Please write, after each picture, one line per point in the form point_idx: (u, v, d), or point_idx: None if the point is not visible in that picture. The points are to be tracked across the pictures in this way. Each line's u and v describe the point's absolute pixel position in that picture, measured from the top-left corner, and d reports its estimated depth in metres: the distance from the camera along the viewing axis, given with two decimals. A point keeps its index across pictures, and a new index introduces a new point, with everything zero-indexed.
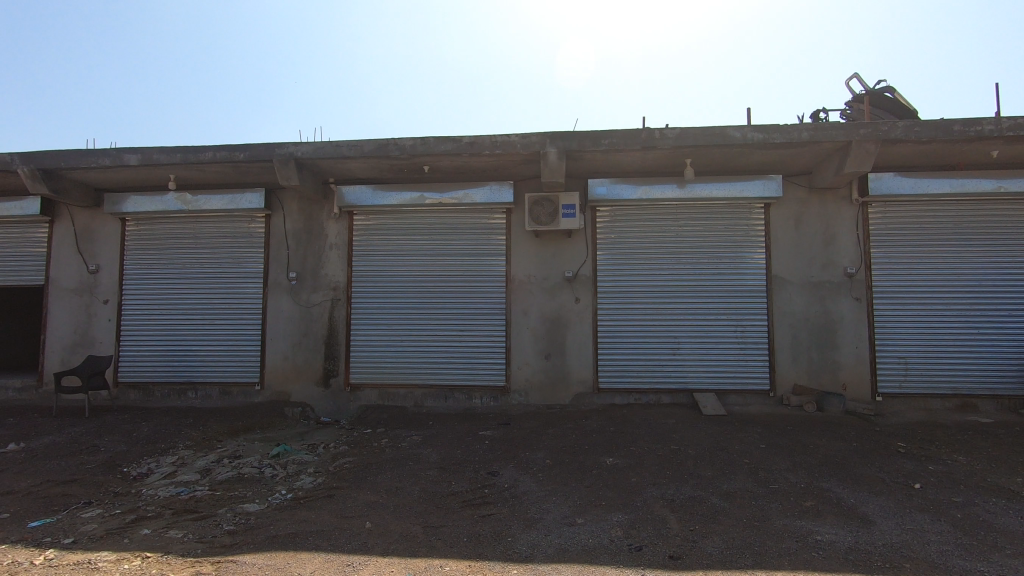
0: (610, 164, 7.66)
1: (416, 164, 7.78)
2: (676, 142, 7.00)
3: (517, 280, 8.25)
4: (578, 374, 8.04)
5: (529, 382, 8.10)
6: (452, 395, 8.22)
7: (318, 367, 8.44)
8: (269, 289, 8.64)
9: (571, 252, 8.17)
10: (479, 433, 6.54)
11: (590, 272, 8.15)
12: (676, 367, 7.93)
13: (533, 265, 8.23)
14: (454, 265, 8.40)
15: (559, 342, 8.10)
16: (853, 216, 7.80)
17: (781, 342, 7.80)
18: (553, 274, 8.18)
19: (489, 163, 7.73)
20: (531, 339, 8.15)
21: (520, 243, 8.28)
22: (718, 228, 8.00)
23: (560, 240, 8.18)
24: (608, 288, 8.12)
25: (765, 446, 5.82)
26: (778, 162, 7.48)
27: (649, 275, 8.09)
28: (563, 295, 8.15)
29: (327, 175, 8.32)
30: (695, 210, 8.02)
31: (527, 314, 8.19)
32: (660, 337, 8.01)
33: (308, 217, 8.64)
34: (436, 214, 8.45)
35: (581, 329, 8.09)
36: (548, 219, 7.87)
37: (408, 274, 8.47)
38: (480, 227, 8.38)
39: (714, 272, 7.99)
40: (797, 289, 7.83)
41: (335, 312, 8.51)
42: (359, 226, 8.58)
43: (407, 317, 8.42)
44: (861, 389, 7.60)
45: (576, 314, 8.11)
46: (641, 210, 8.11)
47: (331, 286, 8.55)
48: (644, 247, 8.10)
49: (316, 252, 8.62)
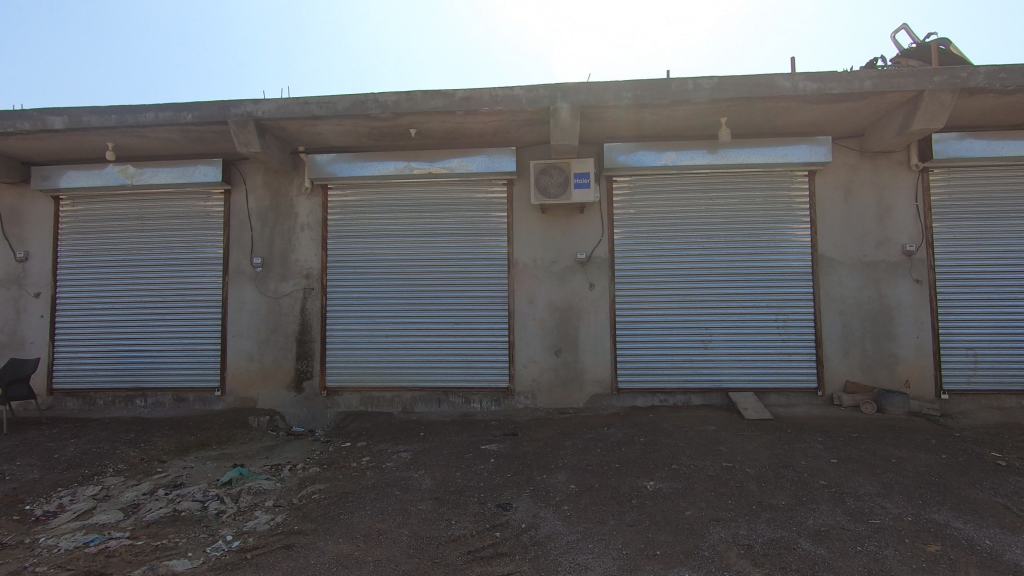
0: (630, 124, 6.49)
1: (400, 126, 6.54)
2: (713, 94, 5.82)
3: (521, 263, 7.07)
4: (594, 372, 6.89)
5: (536, 382, 6.94)
6: (446, 399, 7.04)
7: (289, 369, 7.21)
8: (229, 278, 7.37)
9: (584, 230, 7.00)
10: (482, 447, 5.37)
11: (607, 253, 6.98)
12: (708, 363, 6.81)
13: (540, 246, 7.05)
14: (447, 247, 7.19)
15: (572, 335, 6.94)
16: (911, 184, 6.71)
17: (830, 332, 6.71)
18: (563, 257, 7.01)
19: (487, 125, 6.51)
20: (538, 332, 6.99)
21: (524, 221, 7.09)
22: (755, 200, 6.87)
23: (571, 216, 7.01)
24: (628, 272, 6.97)
25: (837, 460, 4.71)
26: (829, 120, 6.34)
27: (675, 256, 6.93)
28: (576, 281, 6.98)
29: (297, 142, 7.06)
30: (727, 180, 6.89)
31: (534, 303, 7.02)
32: (688, 328, 6.87)
33: (274, 193, 7.38)
34: (426, 188, 7.23)
35: (597, 320, 6.93)
36: (557, 191, 6.68)
37: (393, 259, 7.24)
38: (476, 202, 7.16)
39: (751, 252, 6.86)
40: (847, 270, 6.73)
41: (307, 304, 7.27)
42: (335, 202, 7.33)
43: (393, 308, 7.20)
44: (923, 386, 6.54)
45: (591, 303, 6.95)
46: (664, 180, 6.95)
47: (303, 274, 7.31)
48: (668, 224, 6.95)
49: (284, 234, 7.36)
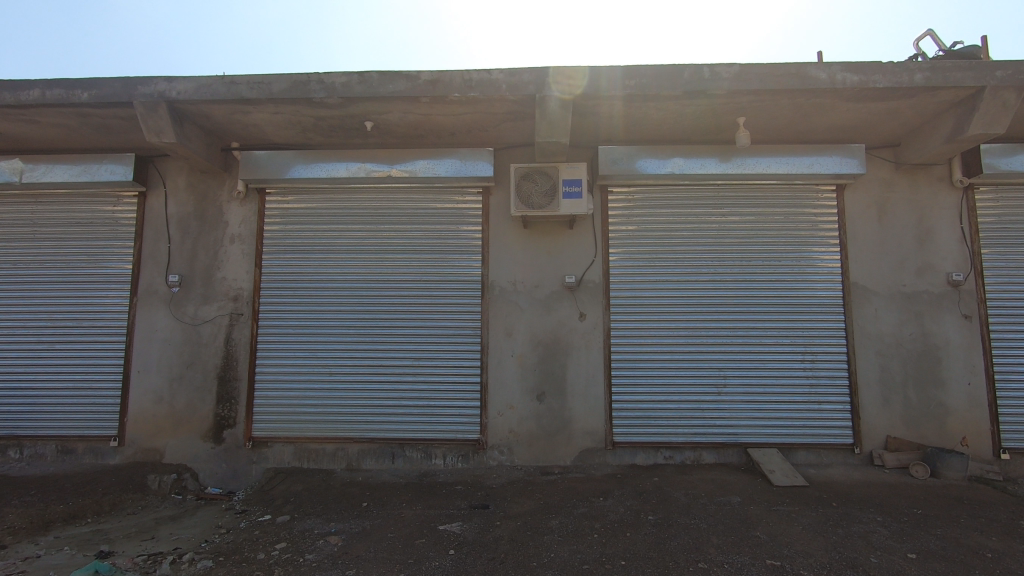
0: (630, 122, 5.45)
1: (353, 117, 5.36)
2: (734, 85, 4.79)
3: (497, 288, 5.86)
4: (584, 422, 5.64)
5: (513, 434, 5.65)
6: (402, 453, 5.69)
7: (207, 414, 5.80)
8: (138, 300, 5.99)
9: (573, 249, 5.84)
10: (439, 529, 4.04)
11: (600, 277, 5.82)
12: (722, 412, 5.63)
13: (520, 267, 5.86)
14: (409, 267, 5.95)
15: (558, 376, 5.70)
16: (955, 203, 5.74)
17: (866, 376, 5.60)
18: (549, 280, 5.83)
19: (458, 118, 5.37)
20: (517, 371, 5.73)
21: (502, 236, 5.91)
22: (775, 218, 5.82)
23: (557, 231, 5.87)
24: (625, 301, 5.79)
25: (918, 557, 3.50)
26: (864, 123, 5.36)
27: (681, 282, 5.79)
28: (563, 310, 5.79)
29: (228, 136, 5.82)
30: (742, 193, 5.86)
31: (513, 336, 5.78)
32: (698, 369, 5.69)
33: (199, 198, 6.09)
34: (385, 195, 6.03)
35: (588, 358, 5.72)
36: (542, 201, 5.54)
37: (343, 281, 5.96)
38: (446, 214, 5.98)
39: (772, 278, 5.76)
40: (884, 302, 5.67)
41: (234, 333, 5.92)
42: (274, 210, 6.07)
43: (340, 339, 5.89)
44: (979, 444, 5.44)
45: (581, 337, 5.75)
46: (668, 191, 5.89)
47: (230, 296, 5.97)
48: (674, 243, 5.84)
49: (210, 247, 6.04)
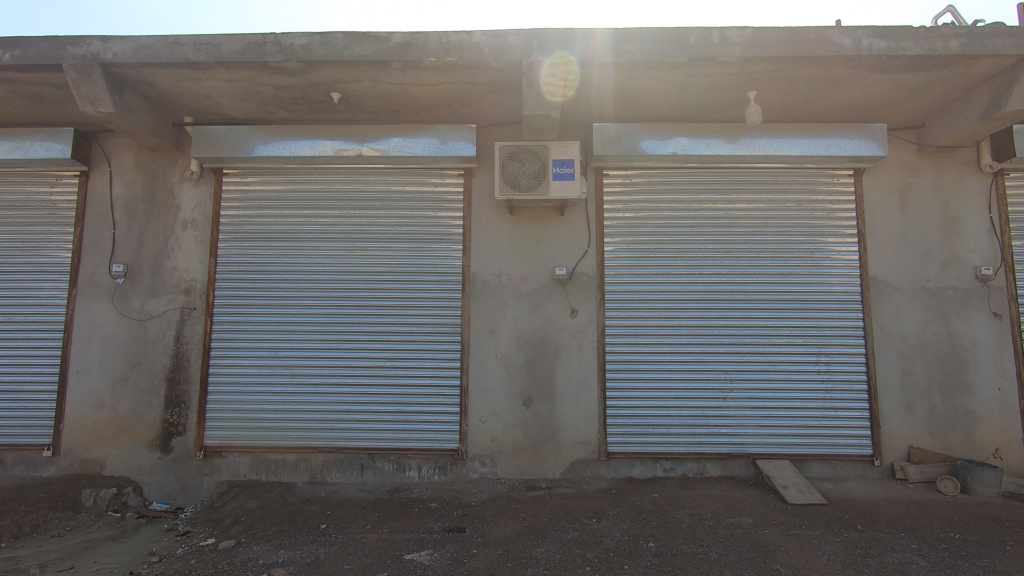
0: (627, 95, 4.87)
1: (317, 87, 4.75)
2: (748, 51, 4.23)
3: (480, 281, 5.27)
4: (575, 430, 5.07)
5: (496, 444, 5.07)
6: (372, 465, 5.10)
7: (154, 420, 5.18)
8: (77, 292, 5.35)
9: (564, 238, 5.28)
10: (405, 560, 3.45)
11: (594, 269, 5.26)
12: (727, 420, 5.07)
13: (505, 258, 5.29)
14: (382, 257, 5.35)
15: (546, 379, 5.13)
16: (983, 190, 5.22)
17: (886, 380, 5.07)
18: (537, 272, 5.26)
19: (435, 89, 4.78)
20: (501, 373, 5.15)
21: (485, 224, 5.33)
22: (786, 205, 5.28)
23: (546, 218, 5.30)
24: (621, 296, 5.23)
25: None
26: (888, 99, 4.82)
27: (683, 276, 5.24)
28: (553, 306, 5.21)
29: (179, 109, 5.19)
30: (750, 178, 5.32)
31: (497, 335, 5.20)
32: (701, 373, 5.13)
33: (148, 179, 5.46)
34: (356, 177, 5.43)
35: (581, 360, 5.15)
36: (529, 183, 4.97)
37: (308, 272, 5.35)
38: (423, 199, 5.38)
39: (783, 272, 5.21)
40: (906, 299, 5.14)
41: (185, 329, 5.29)
42: (232, 193, 5.45)
43: (305, 338, 5.28)
44: (1010, 456, 4.92)
45: (572, 336, 5.18)
46: (669, 175, 5.33)
47: (181, 288, 5.35)
48: (675, 233, 5.28)
49: (160, 233, 5.41)
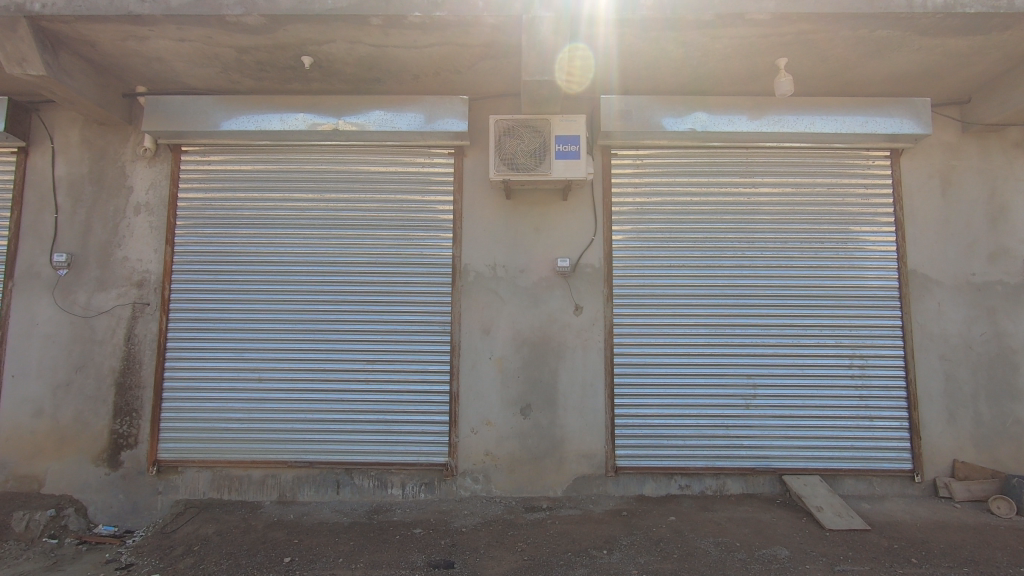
0: (640, 61, 4.28)
1: (285, 49, 4.12)
2: (785, 8, 3.63)
3: (472, 273, 4.68)
4: (579, 442, 4.50)
5: (491, 457, 4.49)
6: (350, 481, 4.51)
7: (101, 431, 4.55)
8: (14, 285, 4.69)
9: (567, 225, 4.70)
10: None
11: (600, 260, 4.68)
12: (750, 430, 4.52)
13: (501, 247, 4.69)
14: (361, 246, 4.73)
15: (546, 384, 4.56)
16: None
17: (927, 386, 4.53)
18: (537, 263, 4.68)
19: (421, 53, 4.16)
20: (496, 377, 4.57)
21: (479, 209, 4.73)
22: (815, 190, 4.72)
23: (547, 203, 4.72)
24: (631, 291, 4.65)
25: None
26: (935, 68, 4.25)
27: (700, 268, 4.67)
28: (554, 302, 4.63)
29: (128, 77, 4.54)
30: (775, 159, 4.75)
31: (491, 334, 4.61)
32: (720, 377, 4.57)
33: (96, 157, 4.82)
34: (333, 156, 4.81)
35: (585, 362, 4.57)
36: (529, 162, 4.36)
37: (277, 263, 4.73)
38: (408, 181, 4.77)
39: (813, 264, 4.65)
40: (948, 295, 4.60)
41: (137, 328, 4.66)
42: (192, 174, 4.81)
43: (273, 337, 4.66)
44: None
45: (576, 335, 4.60)
46: (684, 154, 4.76)
47: (132, 281, 4.71)
48: (691, 220, 4.71)
49: (109, 219, 4.77)
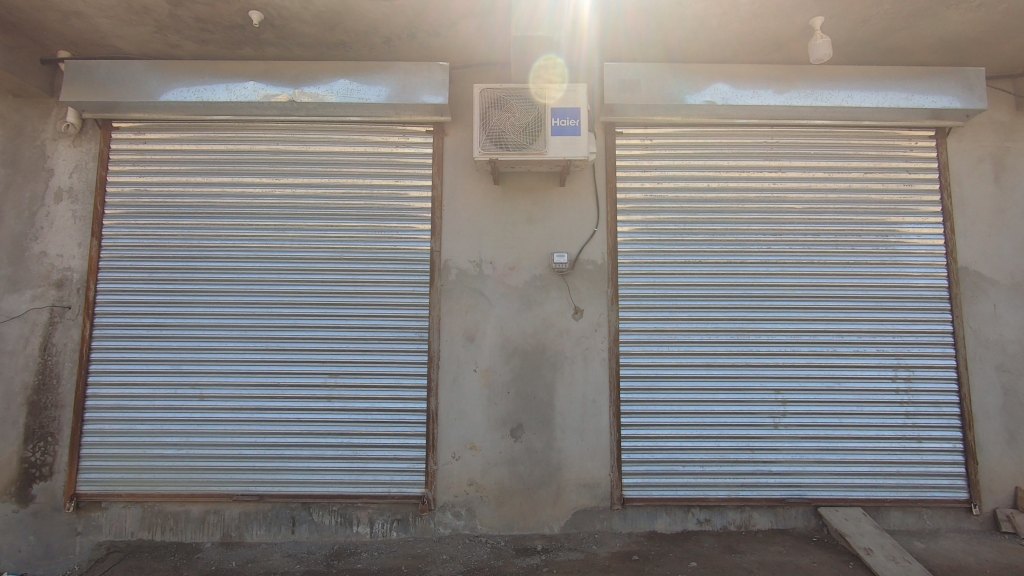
0: (650, 22, 3.63)
1: (228, 2, 3.43)
2: None
3: (455, 271, 4.00)
4: (579, 469, 3.82)
5: (476, 488, 3.80)
6: (308, 517, 3.79)
7: (8, 460, 3.80)
8: None
9: (565, 215, 4.04)
10: None
11: (602, 255, 4.02)
12: (780, 455, 3.86)
13: (488, 240, 4.02)
14: (324, 239, 4.03)
15: (541, 401, 3.88)
16: None
17: (983, 401, 3.90)
18: (528, 259, 4.00)
19: (392, 8, 3.47)
20: (482, 393, 3.88)
21: (461, 196, 4.06)
22: (850, 175, 4.09)
23: (540, 189, 4.06)
24: (639, 292, 3.98)
25: None
26: (997, 31, 3.63)
27: (720, 266, 4.02)
28: (549, 304, 3.96)
29: (45, 38, 3.82)
30: (803, 140, 4.12)
31: (476, 342, 3.93)
32: (744, 393, 3.91)
33: (11, 134, 4.09)
34: (291, 134, 4.11)
35: (586, 376, 3.90)
36: (521, 140, 3.69)
37: (225, 259, 4.02)
38: (380, 164, 4.09)
39: (849, 261, 4.02)
40: (1005, 296, 3.99)
41: (56, 335, 3.93)
42: (124, 154, 4.09)
43: (218, 346, 3.94)
44: None
45: (575, 343, 3.93)
46: (698, 134, 4.11)
47: (51, 280, 3.98)
48: (708, 209, 4.06)
49: (24, 206, 4.04)
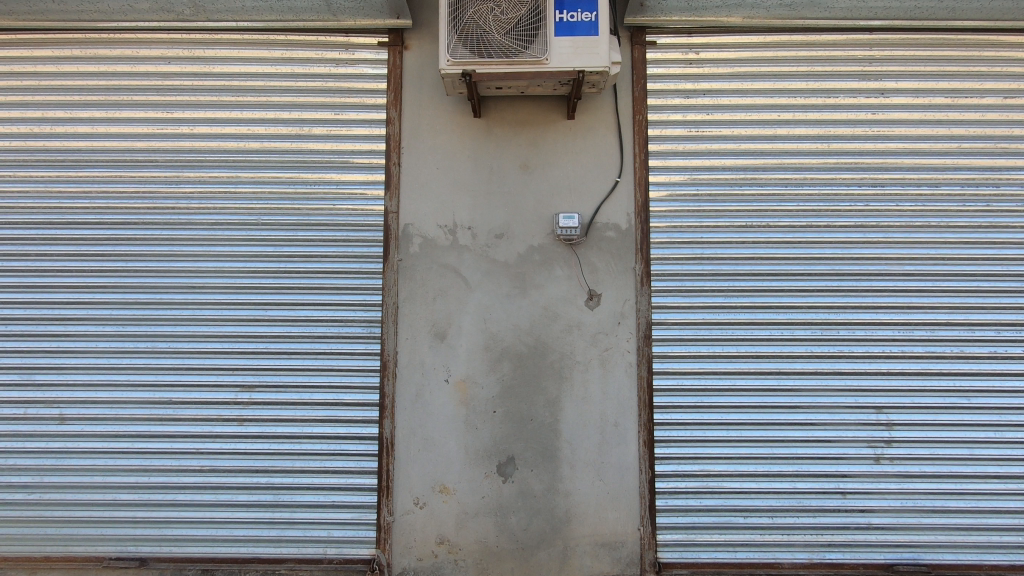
0: None
1: None
2: None
3: (419, 241, 2.82)
4: (597, 521, 2.68)
5: (448, 548, 2.67)
6: None
7: None
8: None
9: (575, 160, 2.86)
10: None
11: (628, 217, 2.82)
12: (884, 502, 2.70)
13: (466, 197, 2.84)
14: (235, 196, 2.86)
15: (541, 425, 2.72)
16: None
17: None
18: (523, 223, 2.82)
19: None
20: (456, 413, 2.73)
21: (428, 135, 2.87)
22: (984, 101, 2.87)
23: (540, 123, 2.87)
24: (681, 270, 2.79)
25: None
26: None
27: (797, 232, 2.81)
28: (553, 287, 2.78)
29: None
30: (915, 52, 2.88)
31: (449, 341, 2.77)
32: (833, 413, 2.72)
33: None
34: (188, 50, 2.91)
35: (606, 389, 2.73)
36: (508, 43, 2.46)
37: (94, 226, 2.83)
38: (313, 91, 2.89)
39: (983, 223, 2.81)
40: None
41: None
42: None
43: (84, 350, 2.77)
44: None
45: (590, 341, 2.76)
46: (765, 42, 2.88)
47: None
48: (779, 151, 2.85)
49: None
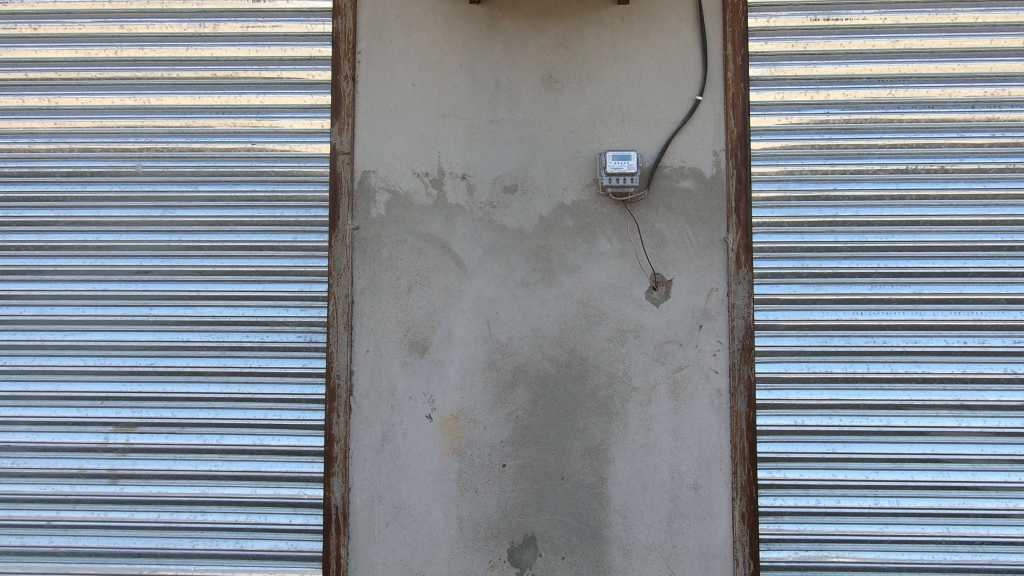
0: None
1: None
2: None
3: (383, 199, 1.80)
4: None
5: None
6: None
7: None
8: None
9: (629, 68, 1.80)
10: None
11: (715, 158, 1.77)
12: None
13: (457, 129, 1.80)
14: (103, 133, 1.86)
15: (577, 487, 1.72)
16: None
17: None
18: (548, 169, 1.78)
19: None
20: (444, 469, 1.74)
21: (398, 32, 1.83)
22: None
23: (573, 12, 1.81)
24: (801, 243, 1.75)
25: None
26: None
27: (988, 183, 1.75)
28: (596, 271, 1.76)
29: None
30: None
31: (432, 356, 1.76)
32: None
33: None
34: None
35: (681, 432, 1.72)
36: None
37: None
38: None
39: None
40: None
41: None
42: None
43: None
44: None
45: (654, 356, 1.74)
46: None
47: None
48: (961, 51, 1.77)
49: None
